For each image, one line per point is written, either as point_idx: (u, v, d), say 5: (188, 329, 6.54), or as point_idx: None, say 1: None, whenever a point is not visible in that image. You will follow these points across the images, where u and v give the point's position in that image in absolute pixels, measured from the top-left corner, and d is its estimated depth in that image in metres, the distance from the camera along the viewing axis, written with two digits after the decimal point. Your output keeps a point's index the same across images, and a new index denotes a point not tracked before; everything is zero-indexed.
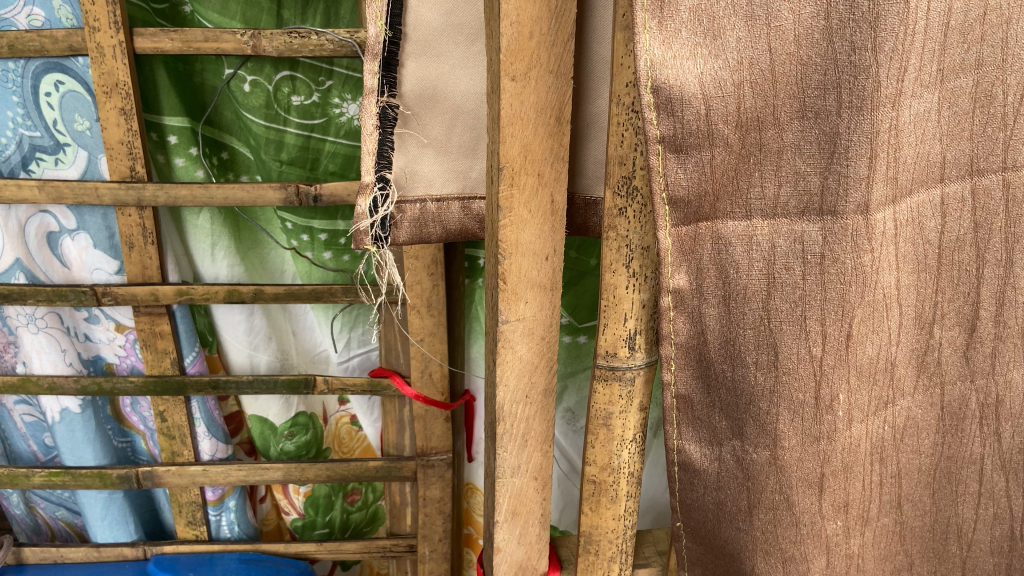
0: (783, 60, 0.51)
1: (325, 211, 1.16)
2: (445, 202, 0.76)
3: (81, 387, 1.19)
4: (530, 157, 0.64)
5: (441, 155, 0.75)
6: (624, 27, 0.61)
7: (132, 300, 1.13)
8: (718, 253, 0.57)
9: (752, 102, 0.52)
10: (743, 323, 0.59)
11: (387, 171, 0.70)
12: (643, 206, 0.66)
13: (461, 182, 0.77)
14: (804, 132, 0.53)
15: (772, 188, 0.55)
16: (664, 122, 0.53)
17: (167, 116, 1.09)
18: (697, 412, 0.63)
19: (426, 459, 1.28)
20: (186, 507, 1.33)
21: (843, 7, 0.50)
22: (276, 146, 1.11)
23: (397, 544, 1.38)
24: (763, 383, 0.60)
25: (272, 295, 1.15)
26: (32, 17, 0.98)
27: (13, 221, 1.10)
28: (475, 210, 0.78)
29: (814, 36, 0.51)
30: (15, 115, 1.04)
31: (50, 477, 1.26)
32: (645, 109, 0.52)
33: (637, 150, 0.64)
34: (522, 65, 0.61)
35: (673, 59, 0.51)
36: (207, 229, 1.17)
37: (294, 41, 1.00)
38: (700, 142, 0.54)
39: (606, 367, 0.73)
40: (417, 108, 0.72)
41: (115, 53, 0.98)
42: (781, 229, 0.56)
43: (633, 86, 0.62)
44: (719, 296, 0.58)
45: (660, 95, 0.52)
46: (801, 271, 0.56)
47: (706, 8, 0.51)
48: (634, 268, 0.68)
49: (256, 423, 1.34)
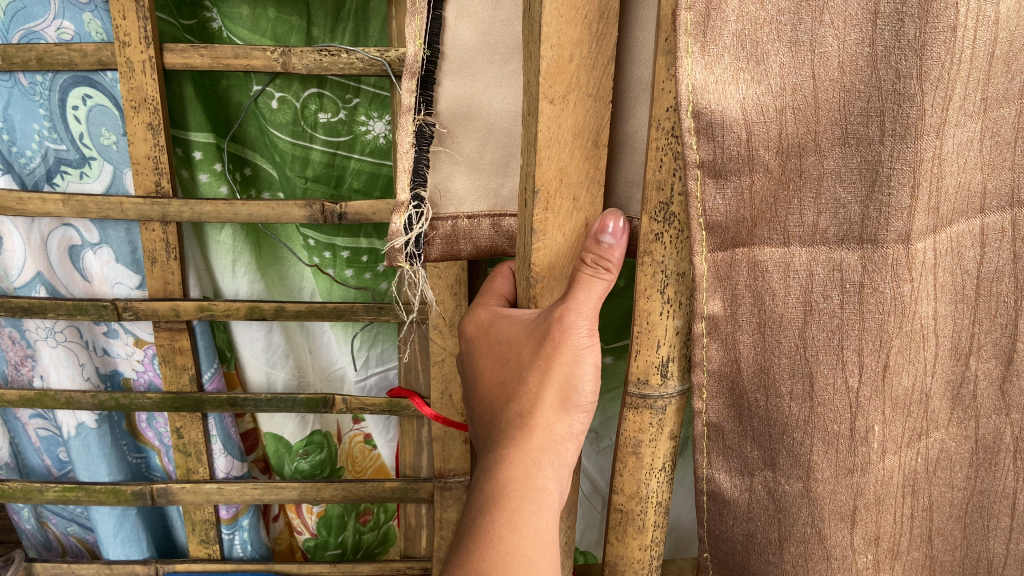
0: (826, 86, 0.51)
1: (348, 229, 1.15)
2: (476, 219, 0.75)
3: (98, 402, 1.17)
4: (565, 180, 0.63)
5: (474, 172, 0.73)
6: (665, 52, 0.59)
7: (152, 316, 1.12)
8: (754, 282, 0.55)
9: (795, 128, 0.51)
10: (779, 352, 0.57)
11: (423, 189, 0.69)
12: (681, 231, 0.64)
13: (491, 200, 0.76)
14: (845, 159, 0.52)
15: (810, 214, 0.54)
16: (704, 146, 0.51)
17: (194, 132, 1.08)
18: (729, 441, 0.61)
19: (443, 481, 1.24)
20: (199, 525, 1.31)
21: (888, 33, 0.49)
22: (302, 162, 1.11)
23: (411, 567, 1.36)
24: (797, 413, 0.58)
25: (293, 312, 1.14)
26: (61, 30, 0.98)
27: (36, 233, 1.09)
28: (506, 227, 0.77)
29: (857, 63, 0.50)
30: (41, 128, 1.03)
31: (64, 493, 1.24)
32: (685, 134, 0.51)
33: (673, 175, 0.61)
34: (560, 88, 0.60)
35: (715, 84, 0.50)
36: (228, 244, 1.16)
37: (324, 60, 0.99)
38: (741, 167, 0.52)
39: (639, 395, 0.71)
40: (453, 128, 0.71)
41: (144, 68, 0.97)
42: (818, 256, 0.55)
43: (673, 110, 0.60)
44: (754, 323, 0.56)
45: (701, 120, 0.50)
46: (839, 300, 0.55)
47: (750, 33, 0.49)
48: (668, 293, 0.66)
49: (271, 441, 1.32)
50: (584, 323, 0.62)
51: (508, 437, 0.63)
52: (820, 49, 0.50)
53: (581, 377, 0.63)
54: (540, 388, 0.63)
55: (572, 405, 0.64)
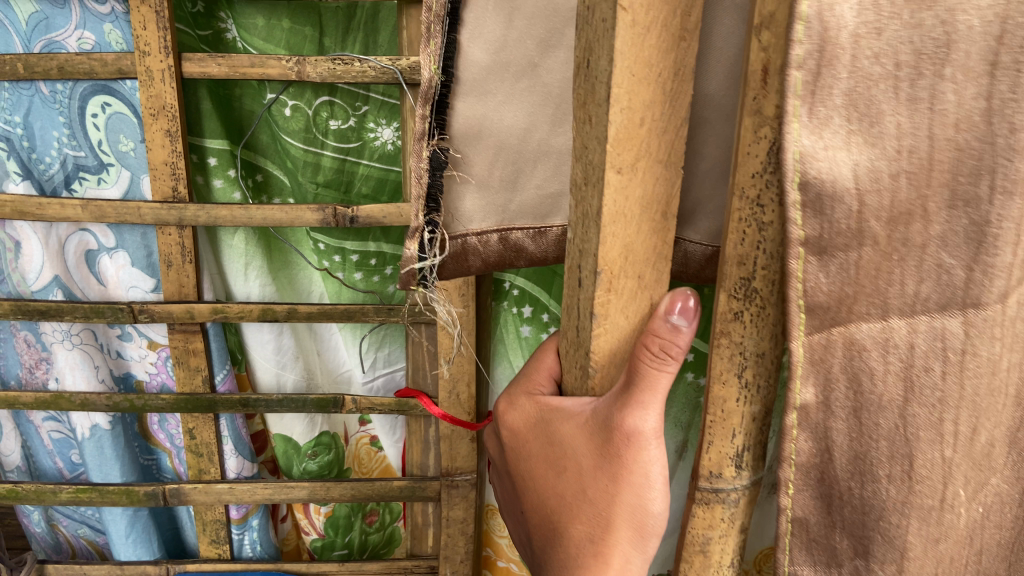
0: (943, 146, 0.39)
1: (357, 232, 1.18)
2: (485, 235, 0.74)
3: (113, 403, 1.20)
4: (631, 258, 0.50)
5: (484, 190, 0.71)
6: (753, 113, 0.44)
7: (166, 317, 1.15)
8: (850, 363, 0.43)
9: (906, 194, 0.40)
10: (877, 435, 0.44)
11: (437, 214, 0.69)
12: (763, 310, 0.49)
13: (499, 214, 0.73)
14: (953, 222, 0.41)
15: (913, 283, 0.42)
16: (811, 222, 0.40)
17: (208, 139, 1.12)
18: (813, 534, 0.47)
19: (451, 479, 1.27)
20: (210, 525, 1.34)
21: (1008, 84, 0.38)
22: (313, 168, 1.15)
23: (418, 566, 1.38)
24: (896, 499, 0.45)
25: (305, 314, 1.17)
26: (83, 41, 1.02)
27: (54, 238, 1.12)
28: (513, 239, 0.75)
29: (974, 119, 0.39)
30: (60, 136, 1.07)
31: (77, 494, 1.26)
32: (788, 206, 0.40)
33: (761, 246, 0.48)
34: (630, 154, 0.47)
35: (824, 150, 0.39)
36: (241, 249, 1.19)
37: (337, 68, 1.03)
38: (847, 242, 0.41)
39: (708, 489, 0.56)
40: (466, 147, 0.68)
41: (163, 77, 1.01)
42: (919, 325, 0.43)
43: (761, 176, 0.46)
44: (849, 407, 0.44)
45: (808, 193, 0.40)
46: (946, 371, 0.43)
47: (862, 90, 0.39)
48: (746, 377, 0.51)
49: (280, 442, 1.35)
50: (651, 425, 0.50)
51: (566, 557, 0.55)
52: (940, 109, 0.39)
53: (653, 496, 0.52)
54: (605, 510, 0.52)
55: (647, 533, 0.52)
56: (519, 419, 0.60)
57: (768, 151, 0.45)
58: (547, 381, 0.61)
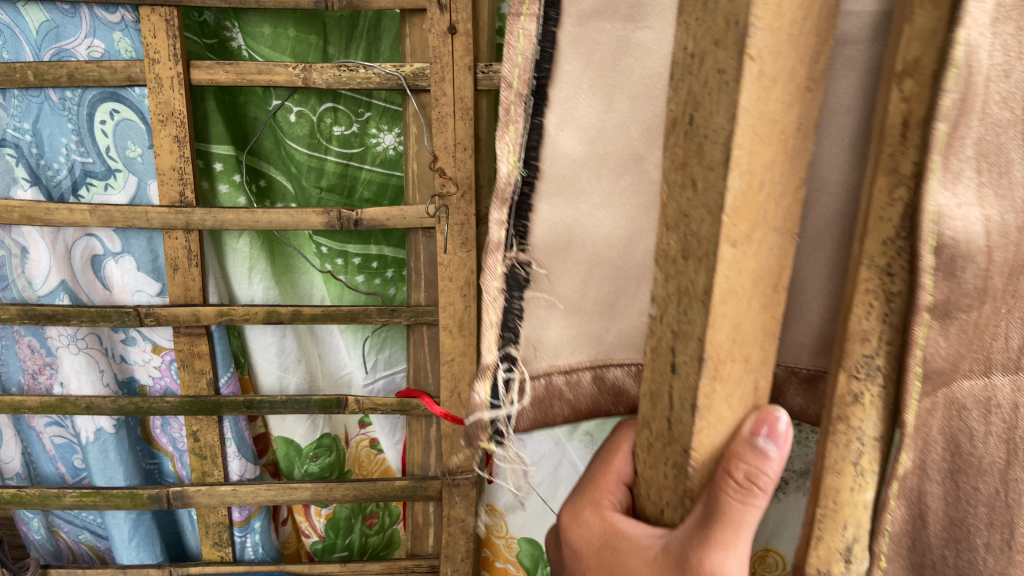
0: None
1: (359, 236, 1.22)
2: (574, 374, 0.44)
3: (118, 407, 1.21)
4: (741, 338, 0.34)
5: (571, 314, 0.43)
6: (887, 170, 0.29)
7: (172, 321, 1.16)
8: (952, 422, 0.34)
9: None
10: (975, 502, 0.36)
11: (514, 347, 0.42)
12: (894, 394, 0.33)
13: (592, 344, 0.44)
14: None
15: (1020, 335, 0.35)
16: (941, 286, 0.29)
17: (215, 145, 1.14)
18: None
19: (452, 478, 1.30)
20: (213, 528, 1.35)
21: None
22: (317, 173, 1.17)
23: (419, 565, 1.40)
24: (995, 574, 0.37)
25: (309, 315, 1.19)
26: (92, 49, 1.04)
27: (60, 243, 1.14)
28: (611, 379, 0.45)
29: None
30: (68, 142, 1.09)
31: (81, 498, 1.27)
32: (920, 273, 0.29)
33: (889, 321, 0.31)
34: (746, 224, 0.32)
35: (960, 207, 0.29)
36: (245, 253, 1.21)
37: (343, 75, 1.05)
38: (974, 302, 0.31)
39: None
40: (554, 260, 0.41)
41: (172, 84, 1.03)
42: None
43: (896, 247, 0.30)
44: (948, 469, 0.35)
45: (943, 255, 0.29)
46: None
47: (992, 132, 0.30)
48: (867, 466, 0.33)
49: (282, 445, 1.37)
50: (735, 567, 0.38)
51: None
52: None
53: None
54: None
55: None
56: (587, 536, 0.46)
57: (910, 218, 0.30)
58: (618, 487, 0.44)
